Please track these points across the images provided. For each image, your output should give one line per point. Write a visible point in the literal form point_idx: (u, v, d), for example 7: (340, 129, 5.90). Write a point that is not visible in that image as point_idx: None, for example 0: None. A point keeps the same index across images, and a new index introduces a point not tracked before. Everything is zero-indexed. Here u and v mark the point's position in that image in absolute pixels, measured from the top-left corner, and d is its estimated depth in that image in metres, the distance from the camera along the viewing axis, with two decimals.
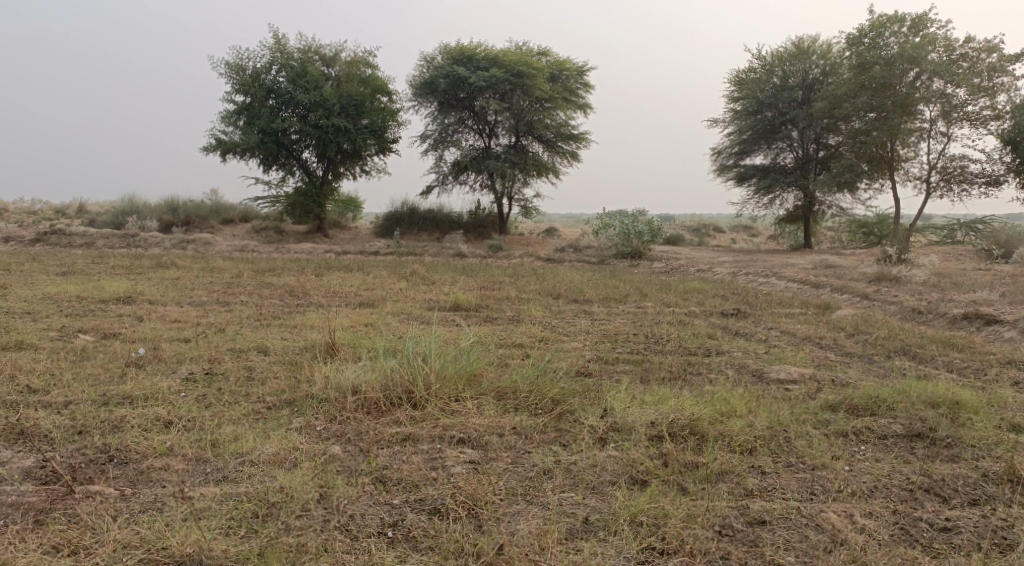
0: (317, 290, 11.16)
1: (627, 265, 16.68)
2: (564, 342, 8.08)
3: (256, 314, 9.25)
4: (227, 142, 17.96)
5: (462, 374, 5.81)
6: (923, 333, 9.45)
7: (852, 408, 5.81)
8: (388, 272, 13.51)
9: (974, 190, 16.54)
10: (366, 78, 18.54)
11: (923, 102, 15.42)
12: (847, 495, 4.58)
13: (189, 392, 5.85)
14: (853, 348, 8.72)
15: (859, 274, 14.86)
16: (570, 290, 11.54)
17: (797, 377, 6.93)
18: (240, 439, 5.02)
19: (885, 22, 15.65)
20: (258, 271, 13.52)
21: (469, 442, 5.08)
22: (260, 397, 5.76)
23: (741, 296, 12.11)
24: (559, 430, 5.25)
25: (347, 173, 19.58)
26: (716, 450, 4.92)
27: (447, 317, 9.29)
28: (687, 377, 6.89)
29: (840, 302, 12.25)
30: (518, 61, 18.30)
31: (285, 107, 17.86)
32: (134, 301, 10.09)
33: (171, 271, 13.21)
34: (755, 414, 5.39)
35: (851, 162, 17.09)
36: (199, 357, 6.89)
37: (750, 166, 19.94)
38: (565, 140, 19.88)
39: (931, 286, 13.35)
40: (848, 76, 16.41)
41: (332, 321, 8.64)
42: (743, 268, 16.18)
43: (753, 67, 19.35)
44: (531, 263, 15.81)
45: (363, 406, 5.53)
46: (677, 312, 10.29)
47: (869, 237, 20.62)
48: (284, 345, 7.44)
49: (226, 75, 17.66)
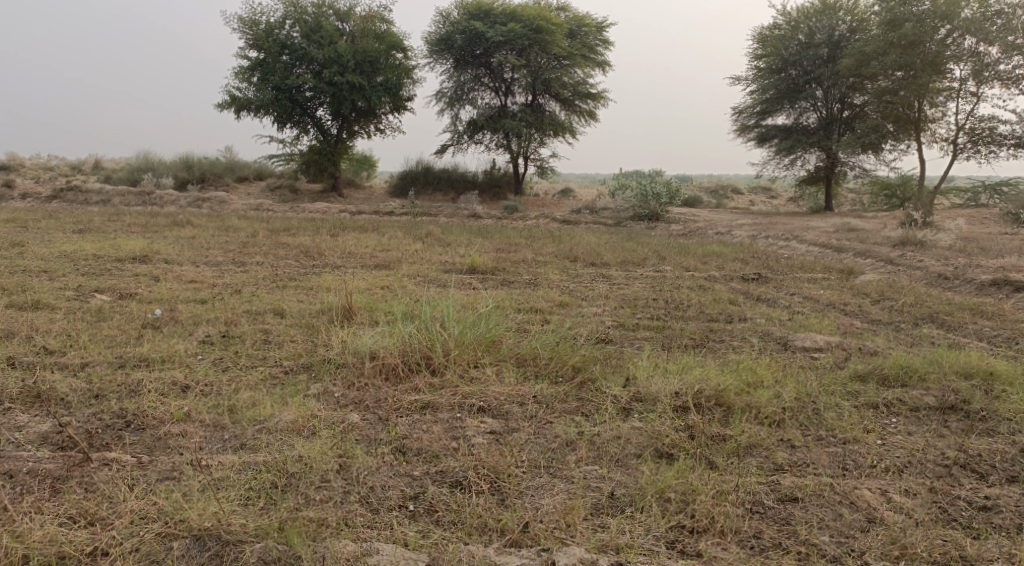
0: (333, 250, 11.06)
1: (645, 227, 16.49)
2: (584, 307, 7.96)
3: (273, 275, 9.16)
4: (241, 99, 17.74)
5: (481, 340, 5.69)
6: (951, 300, 9.25)
7: (881, 378, 5.68)
8: (403, 232, 13.39)
9: (1002, 152, 16.15)
10: (381, 34, 18.20)
11: (953, 60, 14.92)
12: (881, 470, 4.47)
13: (206, 355, 5.77)
14: (878, 315, 8.55)
15: (882, 238, 14.60)
16: (587, 253, 11.38)
17: (823, 346, 6.80)
18: (258, 406, 4.94)
19: None
20: (274, 230, 13.42)
21: (490, 410, 4.98)
22: (277, 361, 5.68)
23: (762, 260, 11.93)
24: (581, 399, 5.14)
25: (362, 131, 19.37)
26: (743, 423, 4.80)
27: (464, 280, 9.17)
28: (710, 344, 6.76)
29: (863, 267, 12.04)
30: (536, 17, 17.92)
31: (299, 63, 17.70)
32: (151, 260, 10.02)
33: (186, 230, 13.13)
34: (783, 385, 5.27)
35: (876, 122, 16.80)
36: (216, 319, 6.82)
37: (772, 126, 19.57)
38: (583, 99, 19.54)
39: (957, 251, 13.08)
40: (878, 32, 16.07)
41: (349, 283, 8.55)
42: (763, 231, 15.94)
43: (778, 24, 18.93)
44: (548, 224, 15.63)
45: (381, 372, 5.43)
46: (697, 277, 10.13)
47: (891, 199, 20.28)
48: (300, 307, 7.35)
49: (240, 31, 17.46)
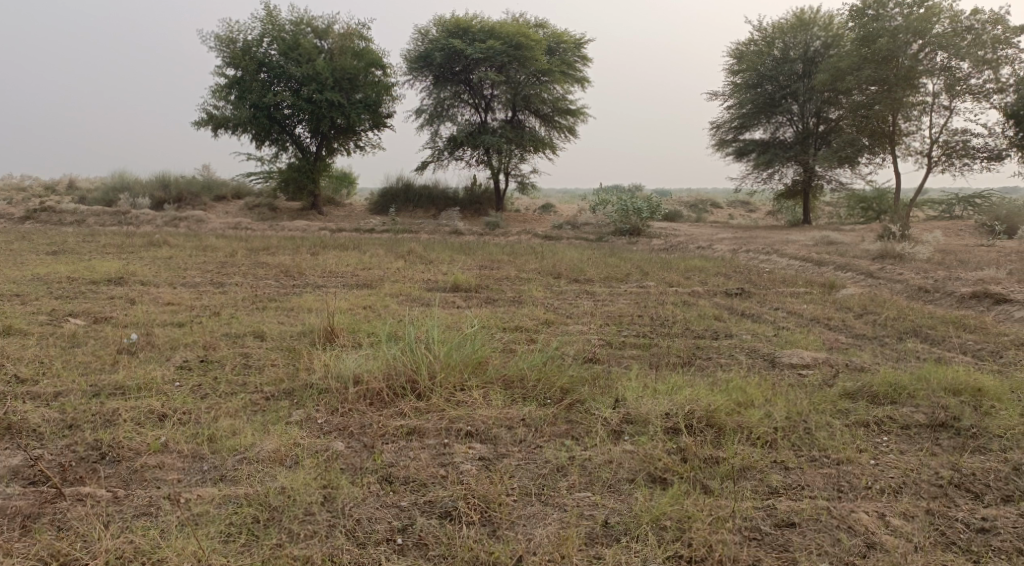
0: (312, 270, 10.92)
1: (626, 242, 16.47)
2: (569, 325, 7.88)
3: (252, 296, 9.02)
4: (218, 118, 17.58)
5: (468, 362, 5.58)
6: (934, 313, 9.27)
7: (870, 395, 5.62)
8: (384, 250, 13.27)
9: (975, 164, 16.32)
10: (359, 51, 18.12)
11: (926, 74, 15.07)
12: (876, 492, 4.41)
13: (184, 382, 5.63)
14: (862, 329, 8.53)
15: (861, 251, 14.66)
16: (570, 269, 11.31)
17: (810, 362, 6.75)
18: (238, 434, 4.80)
19: None
20: (253, 250, 13.26)
21: (477, 435, 4.87)
22: (258, 387, 5.54)
23: (744, 274, 11.92)
24: (570, 422, 5.04)
25: (341, 149, 19.26)
26: (736, 444, 4.73)
27: (447, 298, 9.06)
28: (697, 362, 6.69)
29: (844, 280, 12.05)
30: (515, 33, 17.93)
31: (277, 81, 17.58)
32: (126, 282, 9.84)
33: (163, 250, 12.95)
34: (773, 404, 5.20)
35: (852, 136, 16.93)
36: (194, 344, 6.66)
37: (750, 140, 19.66)
38: (562, 115, 19.55)
39: (936, 263, 13.14)
40: (851, 47, 16.22)
41: (330, 304, 8.43)
42: (743, 245, 15.96)
43: (753, 39, 19.06)
44: (529, 241, 15.56)
45: (365, 397, 5.30)
46: (680, 292, 10.09)
47: (868, 212, 20.40)
48: (280, 329, 7.21)
49: (216, 49, 17.32)
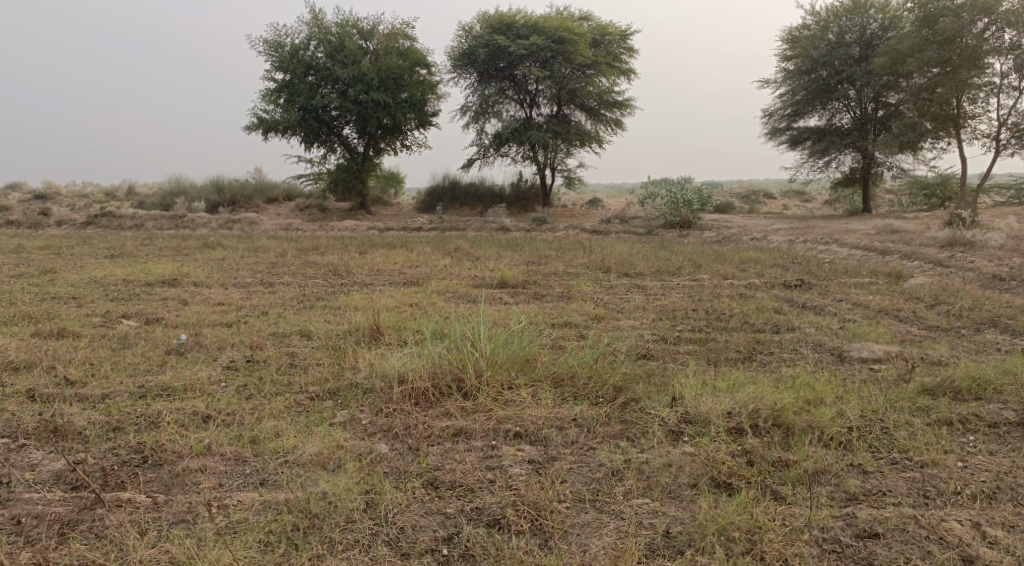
0: (361, 268, 10.78)
1: (677, 235, 16.04)
2: (620, 320, 7.57)
3: (301, 295, 8.89)
4: (269, 121, 17.64)
5: (515, 359, 5.32)
6: (1011, 303, 8.73)
7: (952, 391, 5.21)
8: (432, 248, 13.10)
9: None
10: (405, 51, 17.98)
11: (993, 54, 14.36)
12: (967, 499, 4.03)
13: (230, 382, 5.42)
14: (934, 320, 8.05)
15: (928, 239, 14.02)
16: (621, 263, 10.98)
17: (881, 356, 6.34)
18: (281, 437, 4.61)
19: None
20: (303, 250, 13.21)
21: (528, 436, 4.61)
22: (302, 387, 5.34)
23: (802, 265, 11.44)
24: (625, 422, 4.74)
25: (389, 148, 19.18)
26: (808, 445, 4.38)
27: (495, 294, 8.82)
28: (758, 358, 6.33)
29: (910, 270, 11.49)
30: (559, 27, 17.60)
31: (324, 84, 17.56)
32: (179, 283, 9.80)
33: (216, 252, 12.97)
34: (846, 401, 4.84)
35: (913, 120, 16.23)
36: (240, 344, 6.50)
37: (804, 128, 19.02)
38: (609, 107, 19.16)
39: (1009, 250, 12.48)
40: (911, 29, 15.54)
41: (377, 302, 8.25)
42: (801, 235, 15.42)
43: (807, 24, 18.43)
44: (578, 235, 15.25)
45: (410, 397, 5.07)
46: (736, 285, 9.69)
47: (931, 199, 19.59)
48: (326, 328, 7.03)
49: (265, 54, 17.37)
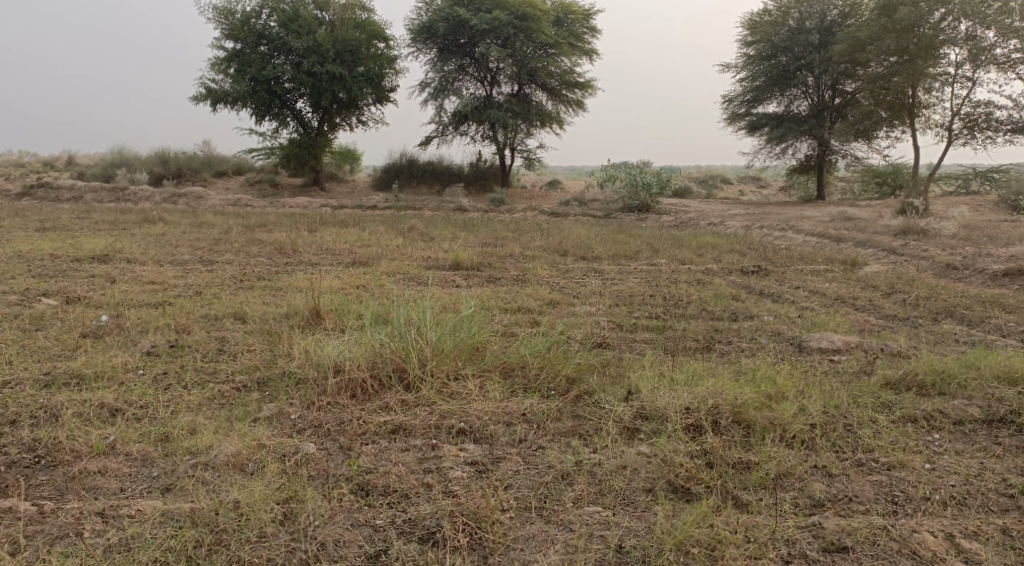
0: (308, 247, 10.32)
1: (634, 218, 15.81)
2: (575, 305, 7.28)
3: (240, 274, 8.42)
4: (217, 92, 16.94)
5: (463, 348, 5.01)
6: (968, 293, 8.63)
7: (915, 386, 5.02)
8: (385, 227, 12.67)
9: (997, 137, 15.62)
10: (361, 23, 17.42)
11: (949, 44, 14.27)
12: (938, 506, 3.81)
13: (148, 370, 5.01)
14: (893, 310, 7.90)
15: (881, 227, 13.97)
16: (578, 246, 10.67)
17: (841, 347, 6.15)
18: (196, 435, 4.24)
19: None
20: (250, 226, 12.67)
21: (472, 433, 4.30)
22: (229, 375, 4.95)
23: (760, 251, 11.26)
24: (577, 418, 4.46)
25: (343, 123, 18.58)
26: (770, 445, 4.14)
27: (446, 277, 8.45)
28: (716, 347, 6.10)
29: (865, 257, 11.39)
30: (522, 4, 17.16)
31: (278, 54, 16.89)
32: (111, 260, 9.25)
33: (157, 226, 12.38)
34: (807, 396, 4.63)
35: (869, 109, 16.17)
36: (166, 327, 6.06)
37: (763, 114, 18.85)
38: (570, 88, 18.81)
39: (962, 240, 12.45)
40: (870, 16, 15.42)
41: (320, 283, 7.84)
42: (757, 221, 15.27)
43: (768, 9, 18.23)
44: (535, 217, 14.91)
45: (347, 389, 4.72)
46: (694, 270, 9.44)
47: (883, 187, 19.62)
48: (264, 310, 6.60)
49: (215, 21, 16.66)
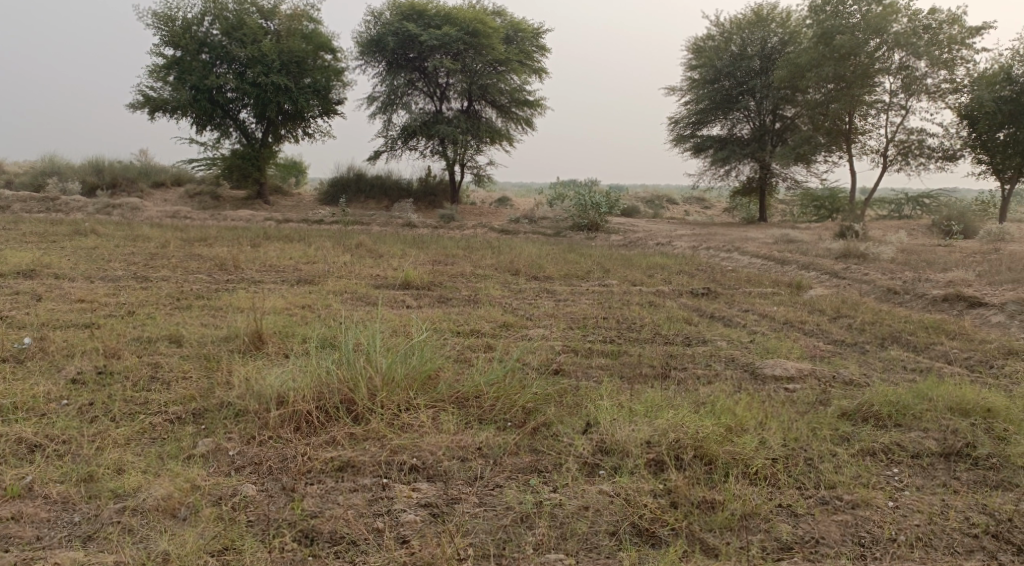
0: (251, 263, 10.00)
1: (583, 237, 15.79)
2: (528, 328, 7.15)
3: (177, 292, 8.08)
4: (156, 100, 16.44)
5: (416, 376, 4.83)
6: (910, 318, 8.73)
7: (871, 417, 4.97)
8: (331, 243, 12.37)
9: (930, 164, 16.06)
10: (308, 34, 17.14)
11: (883, 73, 14.84)
12: (904, 548, 3.77)
13: (73, 400, 4.81)
14: (840, 335, 7.94)
15: (823, 250, 14.14)
16: (528, 265, 10.55)
17: (795, 375, 6.10)
18: (123, 475, 4.09)
19: None
20: (189, 240, 12.25)
21: (425, 470, 4.16)
22: (161, 406, 4.76)
23: (708, 272, 11.29)
24: (535, 453, 4.34)
25: (289, 135, 18.20)
26: (735, 484, 4.05)
27: (395, 297, 8.23)
28: (671, 374, 6.02)
29: (809, 281, 11.48)
30: (472, 20, 17.11)
31: (220, 63, 16.47)
32: (39, 275, 8.81)
33: (90, 239, 11.88)
34: (766, 428, 4.56)
35: (808, 134, 16.28)
36: (94, 350, 5.75)
37: (707, 136, 19.00)
38: (519, 106, 18.77)
39: (901, 264, 12.68)
40: (809, 44, 15.68)
41: (264, 302, 7.56)
42: (703, 242, 15.35)
43: (711, 34, 18.46)
44: (484, 234, 14.75)
45: (291, 421, 4.53)
46: (645, 292, 9.40)
47: (821, 211, 19.73)
48: (202, 332, 6.31)
49: (154, 27, 16.18)
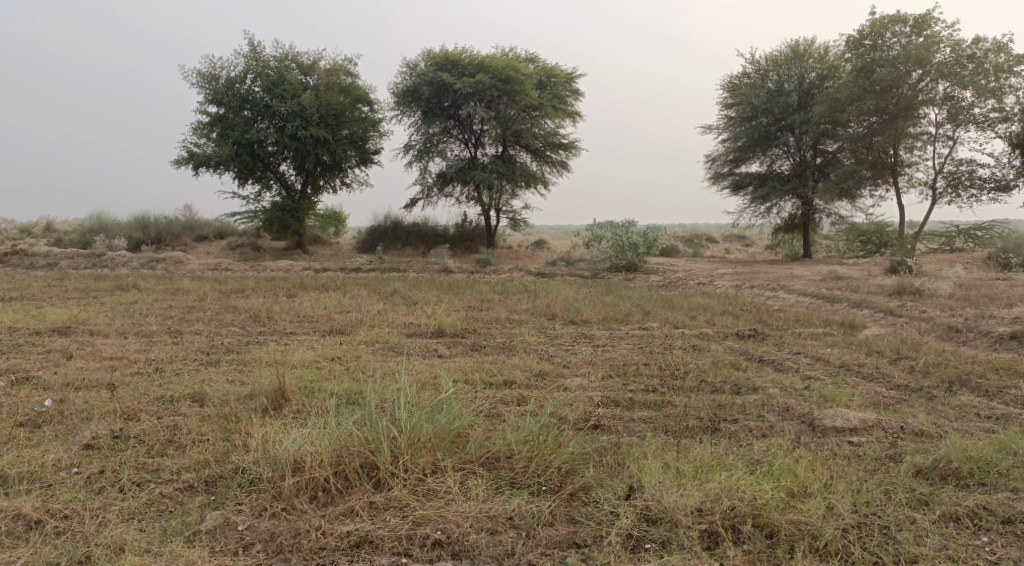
0: (285, 313, 9.74)
1: (623, 279, 15.37)
2: (566, 378, 6.73)
3: (207, 346, 7.83)
4: (199, 155, 16.48)
5: (444, 435, 4.43)
6: (976, 358, 8.12)
7: (950, 475, 4.45)
8: (366, 291, 12.12)
9: (982, 196, 15.39)
10: (346, 87, 17.17)
11: (927, 104, 14.26)
12: None
13: (83, 468, 4.51)
14: (902, 379, 7.37)
15: (875, 287, 13.52)
16: (566, 309, 10.15)
17: (858, 427, 5.58)
18: (121, 556, 3.84)
19: (886, 22, 14.59)
20: (225, 292, 12.08)
21: (451, 545, 3.88)
22: (173, 474, 4.44)
23: (754, 312, 10.77)
24: (573, 522, 4.00)
25: (327, 186, 18.13)
26: (805, 562, 3.73)
27: (428, 346, 7.88)
28: (722, 427, 5.55)
29: (862, 319, 10.90)
30: (505, 66, 17.01)
31: (261, 118, 16.51)
32: (73, 332, 8.64)
33: (129, 294, 11.79)
34: (833, 490, 4.13)
35: (852, 168, 15.72)
36: (111, 413, 5.45)
37: (747, 174, 18.50)
38: (555, 149, 18.54)
39: (960, 299, 12.02)
40: (848, 79, 15.29)
41: (293, 356, 7.26)
42: (747, 280, 14.82)
43: (747, 72, 18.08)
44: (522, 279, 14.42)
45: (306, 490, 4.20)
46: (689, 335, 8.93)
47: (867, 246, 19.01)
48: (224, 390, 5.98)
49: (198, 85, 16.31)
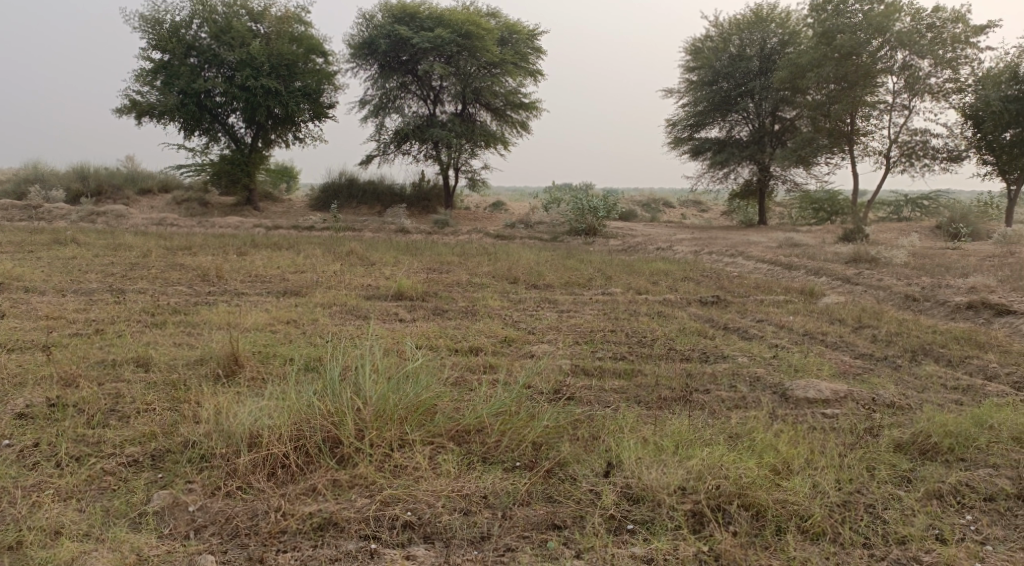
0: (236, 272, 9.34)
1: (581, 242, 15.17)
2: (532, 344, 6.52)
3: (153, 306, 7.42)
4: (143, 105, 15.74)
5: (411, 407, 4.20)
6: (937, 327, 8.08)
7: (930, 450, 4.35)
8: (321, 250, 11.70)
9: (934, 165, 15.45)
10: (297, 37, 16.50)
11: (886, 73, 14.21)
12: None
13: (15, 440, 4.16)
14: (866, 348, 7.30)
15: (831, 254, 13.52)
16: (527, 273, 9.90)
17: (830, 398, 5.47)
18: (57, 541, 3.56)
19: None
20: (172, 249, 11.56)
21: (422, 527, 3.66)
22: (117, 446, 4.14)
23: (714, 279, 10.66)
24: (551, 502, 3.82)
25: (279, 140, 17.51)
26: (794, 546, 3.60)
27: (387, 309, 7.59)
28: (694, 397, 5.39)
29: (821, 287, 10.87)
30: (465, 21, 16.51)
31: (208, 67, 15.81)
32: (8, 288, 8.15)
33: (69, 249, 11.21)
34: (817, 467, 4.01)
35: (809, 135, 15.55)
36: (48, 379, 5.08)
37: (705, 139, 18.36)
38: (514, 108, 18.15)
39: (916, 268, 12.05)
40: (809, 44, 15.14)
41: (245, 318, 6.91)
42: (705, 246, 14.73)
43: (708, 35, 17.84)
44: (479, 240, 14.12)
45: (263, 466, 3.95)
46: (652, 301, 8.76)
47: (820, 213, 19.06)
48: (173, 354, 5.63)
49: (141, 30, 15.52)
